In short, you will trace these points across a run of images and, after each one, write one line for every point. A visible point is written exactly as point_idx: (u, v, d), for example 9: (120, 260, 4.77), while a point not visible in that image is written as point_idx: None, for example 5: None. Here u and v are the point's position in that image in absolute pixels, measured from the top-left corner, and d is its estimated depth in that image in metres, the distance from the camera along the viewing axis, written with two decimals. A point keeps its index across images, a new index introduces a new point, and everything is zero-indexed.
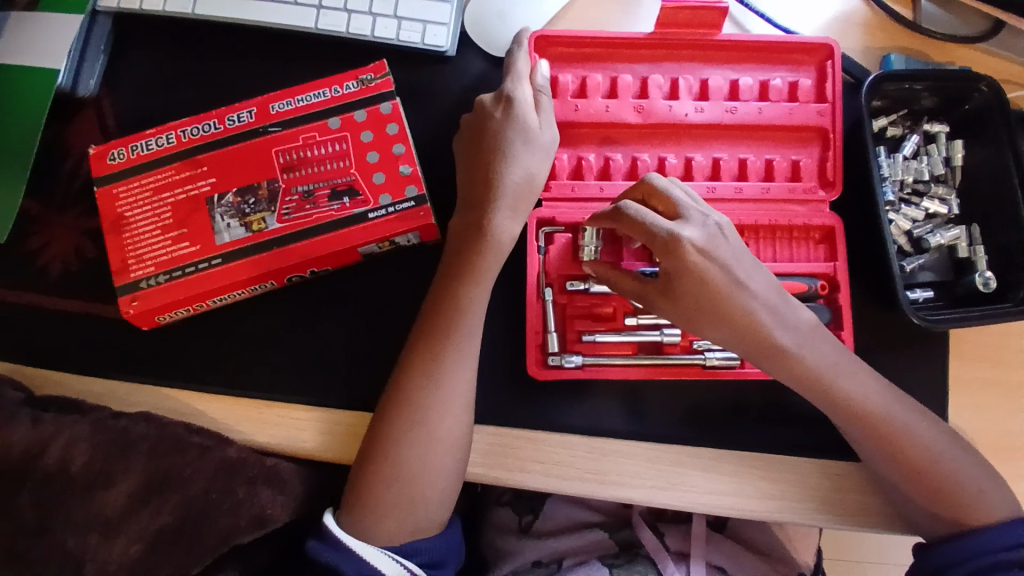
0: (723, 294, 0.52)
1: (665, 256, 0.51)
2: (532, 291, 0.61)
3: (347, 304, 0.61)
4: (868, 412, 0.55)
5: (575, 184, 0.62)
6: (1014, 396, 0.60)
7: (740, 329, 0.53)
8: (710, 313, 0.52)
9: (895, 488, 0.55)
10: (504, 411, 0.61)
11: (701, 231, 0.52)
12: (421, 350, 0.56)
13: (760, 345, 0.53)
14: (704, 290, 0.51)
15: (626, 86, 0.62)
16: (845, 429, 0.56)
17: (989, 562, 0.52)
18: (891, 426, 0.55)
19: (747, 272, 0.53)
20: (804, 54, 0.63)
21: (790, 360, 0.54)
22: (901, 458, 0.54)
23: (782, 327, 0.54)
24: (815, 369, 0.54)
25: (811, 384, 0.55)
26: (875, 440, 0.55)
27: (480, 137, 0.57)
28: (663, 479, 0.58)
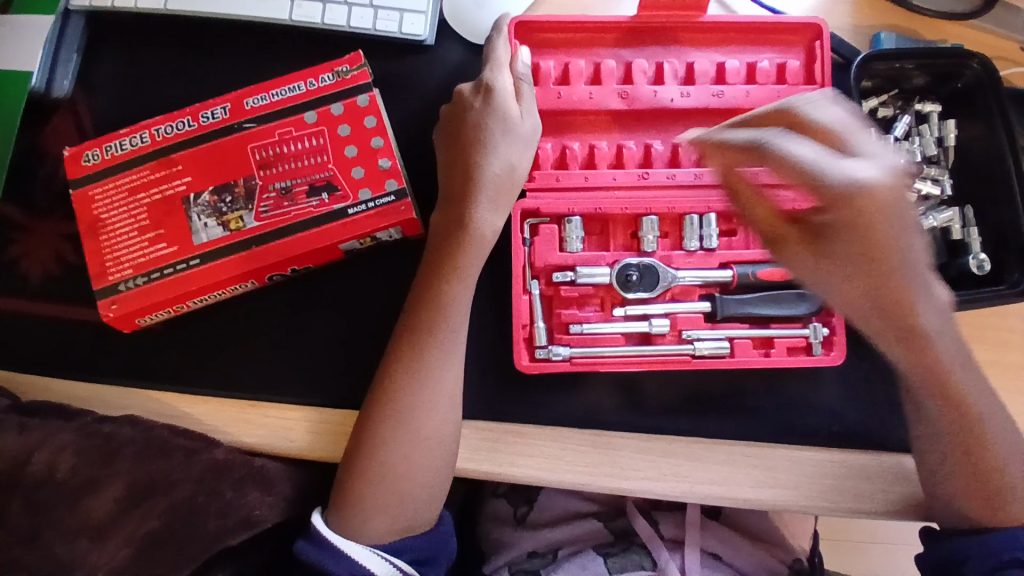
0: (875, 243, 0.46)
1: (842, 207, 0.45)
2: (519, 285, 0.58)
3: (331, 301, 0.60)
4: (956, 384, 0.51)
5: (559, 173, 0.60)
6: (1009, 376, 0.59)
7: (854, 287, 0.48)
8: (856, 268, 0.47)
9: (938, 478, 0.54)
10: (495, 406, 0.59)
11: (872, 163, 0.46)
12: (402, 349, 0.55)
13: (875, 303, 0.48)
14: (866, 242, 0.46)
15: (610, 72, 0.60)
16: (927, 402, 0.53)
17: (989, 562, 0.51)
18: (962, 398, 0.52)
19: (913, 222, 0.46)
20: (791, 35, 0.61)
21: (896, 324, 0.48)
22: (960, 436, 0.52)
23: (884, 286, 0.47)
24: (930, 332, 0.49)
25: (923, 343, 0.49)
26: (951, 422, 0.52)
27: (458, 128, 0.55)
28: (656, 469, 0.58)
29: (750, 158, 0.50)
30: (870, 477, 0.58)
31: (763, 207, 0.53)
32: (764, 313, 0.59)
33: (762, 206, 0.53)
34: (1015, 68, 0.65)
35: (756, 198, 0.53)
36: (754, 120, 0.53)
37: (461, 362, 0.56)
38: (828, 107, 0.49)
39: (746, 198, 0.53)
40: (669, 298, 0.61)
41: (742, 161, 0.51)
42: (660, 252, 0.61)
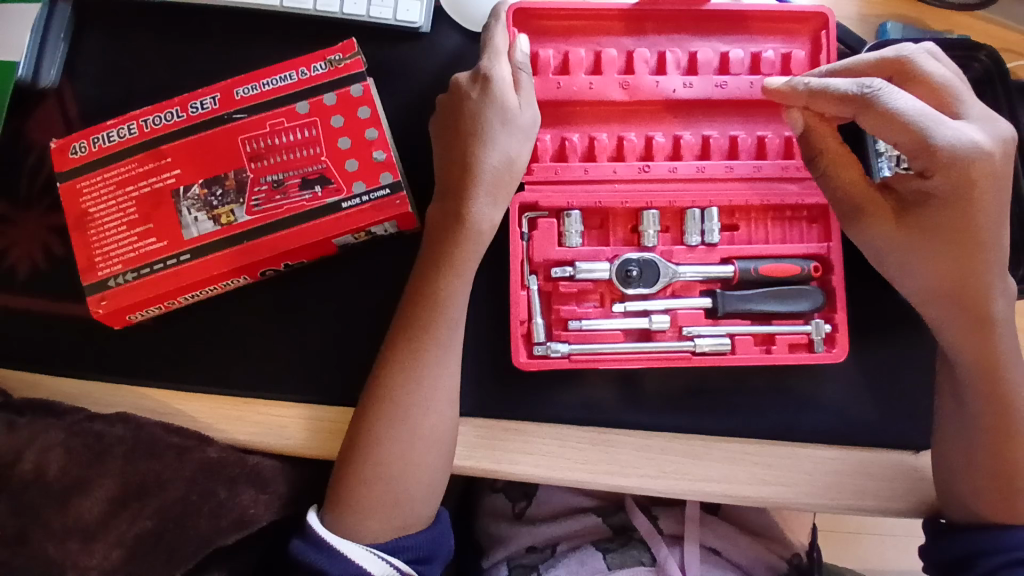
0: (976, 218, 0.48)
1: (958, 185, 0.47)
2: (518, 280, 0.57)
3: (325, 297, 0.59)
4: (998, 355, 0.51)
5: (558, 166, 0.58)
6: None
7: (936, 259, 0.49)
8: (940, 240, 0.49)
9: (962, 465, 0.53)
10: (494, 403, 0.58)
11: (982, 129, 0.48)
12: (398, 346, 0.54)
13: (933, 273, 0.50)
14: (954, 212, 0.48)
15: (611, 61, 0.58)
16: (960, 369, 0.53)
17: (999, 558, 0.52)
18: (1006, 387, 0.51)
19: (1001, 194, 0.48)
20: (796, 24, 0.60)
21: (955, 294, 0.50)
22: (997, 426, 0.52)
23: (936, 258, 0.50)
24: (970, 302, 0.50)
25: (961, 315, 0.50)
26: (985, 397, 0.52)
27: (455, 119, 0.54)
28: (655, 466, 0.57)
29: (846, 107, 0.49)
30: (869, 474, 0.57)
31: (845, 163, 0.53)
32: (764, 309, 0.58)
33: (848, 166, 0.53)
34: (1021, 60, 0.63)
35: (840, 156, 0.53)
36: (855, 68, 0.52)
37: (457, 359, 0.55)
38: (935, 63, 0.51)
39: (831, 156, 0.53)
40: (670, 294, 0.60)
41: (834, 109, 0.50)
42: (661, 246, 0.60)
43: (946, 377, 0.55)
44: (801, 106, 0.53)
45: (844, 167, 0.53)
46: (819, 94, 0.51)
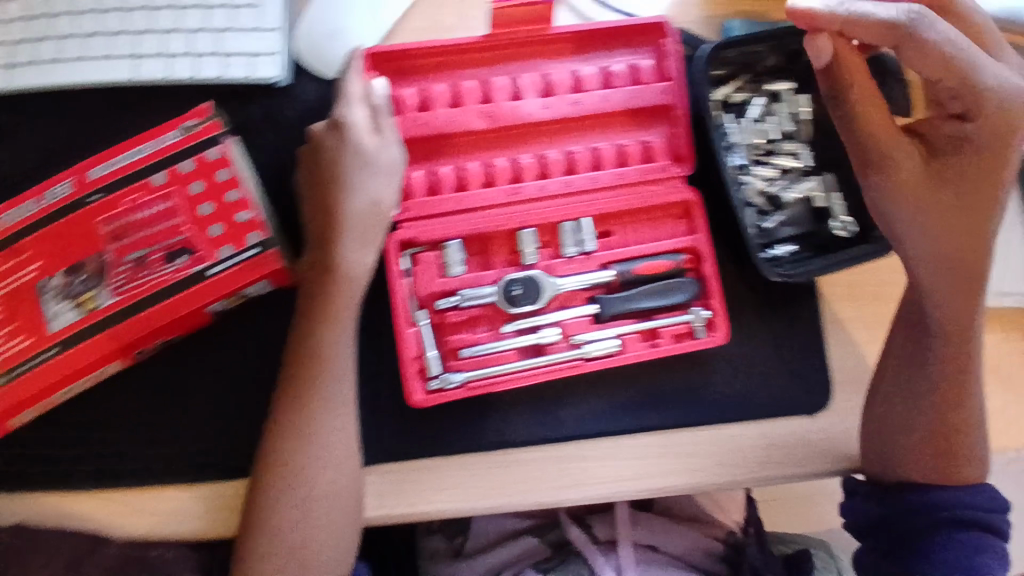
0: (999, 160, 0.52)
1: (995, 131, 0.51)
2: (403, 319, 0.57)
3: (213, 364, 0.57)
4: (970, 322, 0.55)
5: (430, 201, 0.59)
6: (878, 329, 0.64)
7: (959, 204, 0.53)
8: (967, 185, 0.52)
9: (909, 430, 0.58)
10: (399, 446, 0.59)
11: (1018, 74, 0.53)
12: (287, 405, 0.53)
13: (935, 228, 0.53)
14: (999, 154, 0.52)
15: (468, 93, 0.59)
16: (937, 341, 0.57)
17: (924, 516, 0.57)
18: (969, 342, 0.56)
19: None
20: (642, 35, 0.62)
21: (950, 243, 0.54)
22: (945, 387, 0.57)
23: (951, 206, 0.53)
24: (970, 251, 0.54)
25: (967, 260, 0.54)
26: (953, 365, 0.56)
27: (314, 170, 0.54)
28: (566, 476, 0.60)
29: (889, 38, 0.51)
30: (761, 446, 0.62)
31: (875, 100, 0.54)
32: (646, 307, 0.61)
33: (877, 109, 0.54)
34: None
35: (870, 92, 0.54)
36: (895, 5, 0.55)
37: (352, 408, 0.55)
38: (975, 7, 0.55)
39: (861, 91, 0.54)
40: (558, 305, 0.61)
41: (871, 37, 0.51)
42: (542, 262, 0.62)
43: (907, 336, 0.58)
44: (830, 31, 0.53)
45: (870, 115, 0.54)
46: (856, 23, 0.51)
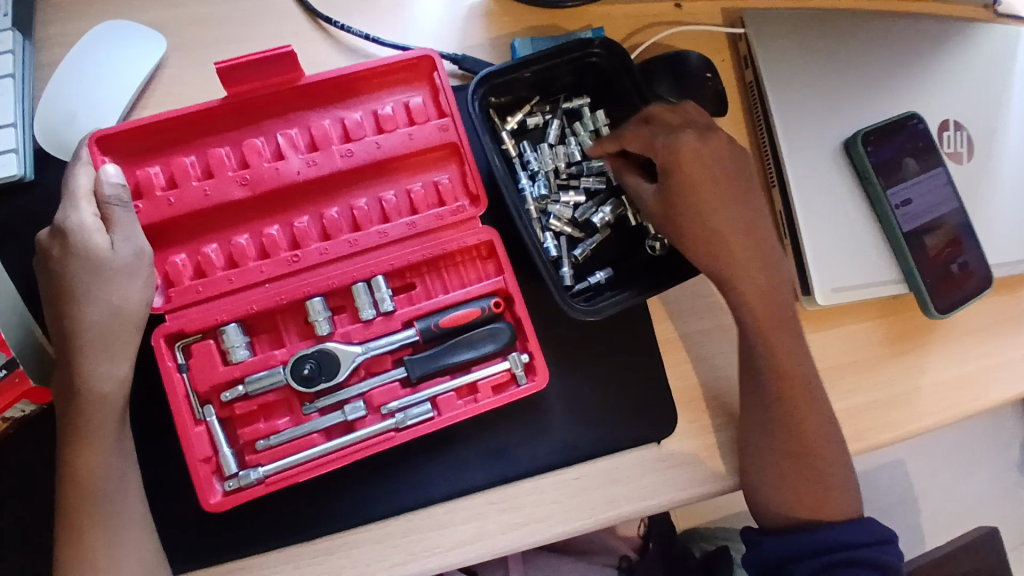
0: (720, 196, 0.55)
1: (704, 166, 0.54)
2: (184, 418, 0.52)
3: (8, 495, 0.55)
4: (790, 359, 0.58)
5: (199, 283, 0.54)
6: (704, 342, 0.63)
7: (709, 229, 0.54)
8: (708, 233, 0.55)
9: (768, 473, 0.58)
10: (208, 548, 0.54)
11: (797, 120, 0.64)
12: (63, 534, 0.50)
13: (723, 261, 0.55)
14: (709, 177, 0.54)
15: (220, 162, 0.54)
16: (767, 387, 0.57)
17: (809, 554, 0.56)
18: (779, 326, 0.57)
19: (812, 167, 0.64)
20: (410, 72, 0.58)
21: (709, 255, 0.55)
22: (788, 400, 0.57)
23: (712, 221, 0.54)
24: (727, 254, 0.55)
25: (727, 264, 0.55)
26: (789, 405, 0.57)
27: (47, 282, 0.49)
28: (402, 552, 0.56)
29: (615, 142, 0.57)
30: (606, 485, 0.59)
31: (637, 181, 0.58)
32: (456, 362, 0.56)
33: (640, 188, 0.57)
34: (670, 29, 0.66)
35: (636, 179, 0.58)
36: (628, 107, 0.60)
37: (140, 525, 0.51)
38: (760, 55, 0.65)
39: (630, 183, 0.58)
40: (364, 374, 0.58)
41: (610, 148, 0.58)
42: (338, 331, 0.57)
43: (744, 364, 0.59)
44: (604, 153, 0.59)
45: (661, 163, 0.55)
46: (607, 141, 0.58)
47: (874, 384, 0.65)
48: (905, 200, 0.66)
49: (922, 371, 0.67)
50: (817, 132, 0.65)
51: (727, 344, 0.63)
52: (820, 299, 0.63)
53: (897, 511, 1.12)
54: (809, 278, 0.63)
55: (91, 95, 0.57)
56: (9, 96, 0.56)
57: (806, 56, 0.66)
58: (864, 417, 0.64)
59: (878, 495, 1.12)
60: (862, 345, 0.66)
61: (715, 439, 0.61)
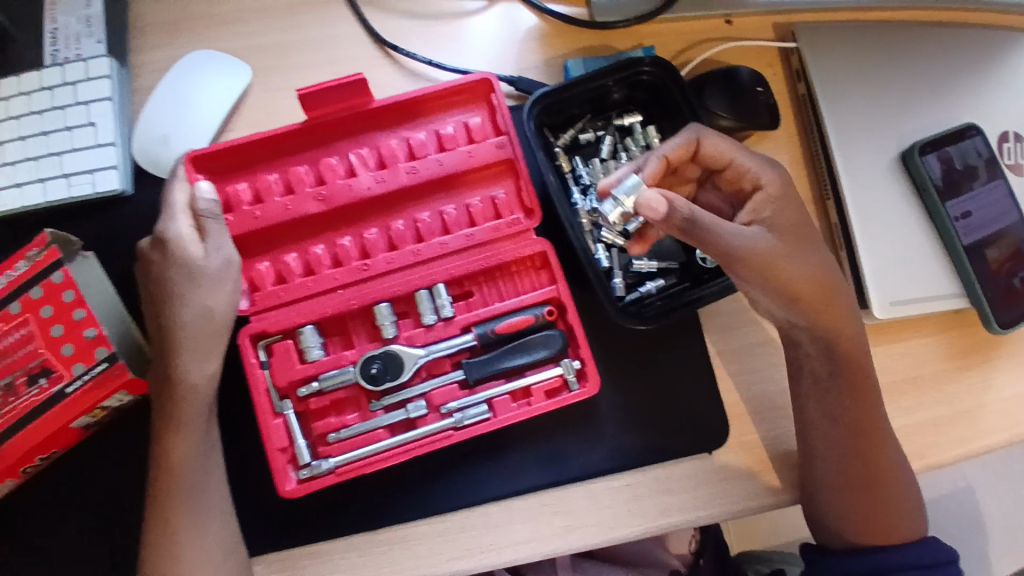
0: (803, 238, 0.57)
1: (784, 211, 0.57)
2: (266, 411, 0.57)
3: (113, 476, 0.61)
4: (867, 393, 0.59)
5: (279, 289, 0.59)
6: (755, 355, 0.64)
7: (803, 269, 0.55)
8: (804, 273, 0.55)
9: (828, 494, 0.58)
10: (284, 533, 0.59)
11: (842, 138, 0.65)
12: (155, 517, 0.55)
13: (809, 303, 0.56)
14: (798, 219, 0.57)
15: (300, 179, 0.60)
16: (842, 420, 0.58)
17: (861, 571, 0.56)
18: (859, 364, 0.59)
19: (861, 182, 0.65)
20: (471, 93, 0.62)
21: (797, 295, 0.55)
22: (859, 431, 0.58)
23: (801, 259, 0.55)
24: (807, 296, 0.55)
25: (819, 306, 0.56)
26: (861, 438, 0.58)
27: (149, 286, 0.55)
28: (460, 547, 0.59)
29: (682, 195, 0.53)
30: (656, 492, 0.61)
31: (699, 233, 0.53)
32: (513, 365, 0.59)
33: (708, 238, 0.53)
34: (722, 44, 0.68)
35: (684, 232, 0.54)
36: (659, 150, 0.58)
37: (223, 510, 0.56)
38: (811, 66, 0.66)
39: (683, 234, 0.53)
40: (426, 375, 0.62)
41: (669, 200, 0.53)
42: (402, 334, 0.61)
43: (817, 396, 0.59)
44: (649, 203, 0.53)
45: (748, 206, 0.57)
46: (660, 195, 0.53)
47: (932, 400, 0.64)
48: (965, 213, 0.65)
49: (984, 388, 0.65)
50: (871, 143, 0.65)
51: (778, 357, 0.64)
52: (878, 311, 0.63)
53: (965, 537, 1.07)
54: (866, 290, 0.63)
55: (183, 118, 0.63)
56: (111, 117, 0.63)
57: (858, 69, 0.66)
58: (924, 434, 0.64)
59: (944, 520, 1.07)
60: (920, 360, 0.65)
61: (766, 451, 0.62)
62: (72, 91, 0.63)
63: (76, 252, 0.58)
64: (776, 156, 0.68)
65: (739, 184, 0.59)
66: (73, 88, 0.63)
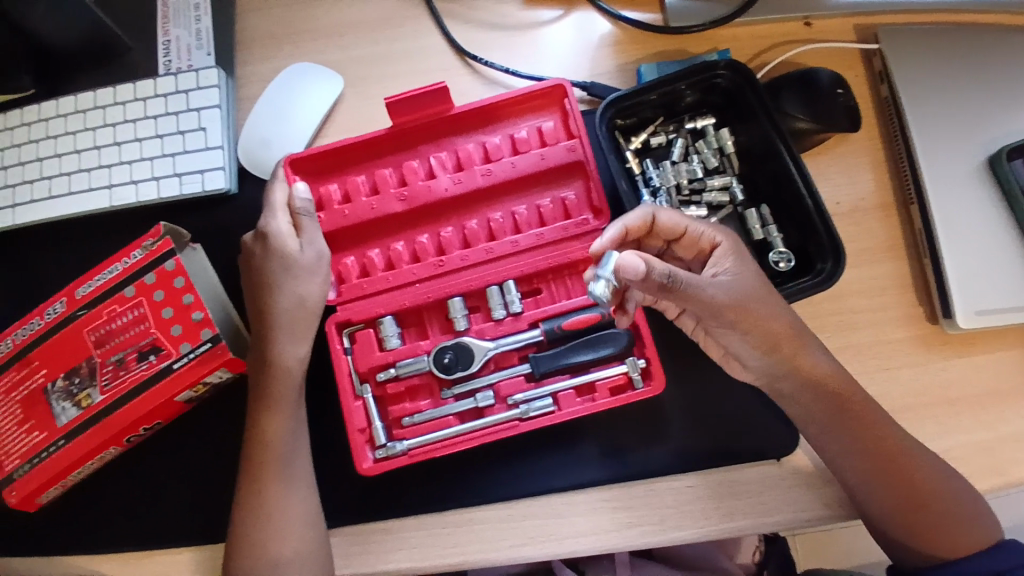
0: (768, 292, 0.56)
1: (742, 267, 0.56)
2: (349, 393, 0.62)
3: (211, 446, 0.68)
4: (876, 429, 0.57)
5: (363, 282, 0.64)
6: None
7: (770, 329, 0.56)
8: (771, 333, 0.56)
9: (878, 519, 0.57)
10: (359, 510, 0.63)
11: (927, 141, 0.63)
12: (248, 485, 0.61)
13: (782, 360, 0.57)
14: (760, 275, 0.57)
15: (385, 181, 0.64)
16: (850, 460, 0.57)
17: None
18: (860, 404, 0.57)
19: (947, 187, 0.62)
20: (545, 98, 0.65)
21: (767, 351, 0.57)
22: (882, 464, 0.56)
23: (770, 307, 0.56)
24: (782, 341, 0.56)
25: (793, 363, 0.57)
26: (882, 474, 0.56)
27: (250, 275, 0.61)
28: (521, 534, 0.61)
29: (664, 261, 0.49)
30: (720, 495, 0.60)
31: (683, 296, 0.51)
32: (577, 361, 0.61)
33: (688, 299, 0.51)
34: (800, 47, 0.67)
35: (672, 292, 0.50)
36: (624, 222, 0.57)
37: (307, 482, 0.61)
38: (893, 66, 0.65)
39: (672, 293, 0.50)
40: (494, 368, 0.65)
41: (661, 264, 0.48)
42: (473, 327, 0.65)
43: (819, 437, 0.58)
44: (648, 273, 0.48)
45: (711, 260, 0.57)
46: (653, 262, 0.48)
47: (1021, 417, 0.61)
48: None
49: None
50: (958, 148, 0.63)
51: (852, 365, 0.62)
52: (963, 322, 0.60)
53: None
54: (948, 299, 0.61)
55: (282, 124, 0.70)
56: (218, 123, 0.70)
57: (944, 72, 0.64)
58: (1013, 454, 0.60)
59: None
60: (1009, 375, 0.62)
61: None
62: (185, 98, 0.70)
63: (184, 244, 0.65)
64: (855, 160, 0.66)
65: (696, 248, 0.58)
66: (186, 95, 0.70)
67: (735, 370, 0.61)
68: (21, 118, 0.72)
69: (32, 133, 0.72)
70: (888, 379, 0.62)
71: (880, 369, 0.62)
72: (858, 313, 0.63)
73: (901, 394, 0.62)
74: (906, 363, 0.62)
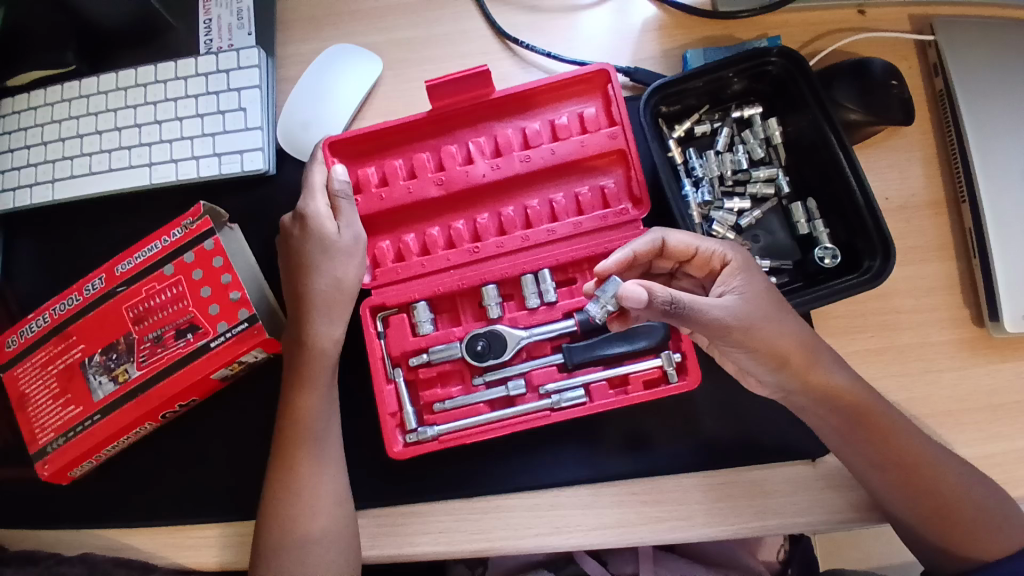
0: (783, 309, 0.53)
1: (754, 283, 0.53)
2: (381, 376, 0.62)
3: (244, 424, 0.69)
4: (900, 441, 0.54)
5: (398, 266, 0.64)
6: (872, 363, 0.60)
7: (783, 345, 0.52)
8: (785, 349, 0.52)
9: (912, 526, 0.55)
10: (387, 492, 0.64)
11: (982, 137, 0.60)
12: (280, 463, 0.61)
13: (801, 379, 0.54)
14: (773, 291, 0.54)
15: (423, 165, 0.64)
16: (876, 471, 0.54)
17: None
18: (880, 418, 0.54)
19: (1000, 186, 0.60)
20: (587, 84, 0.63)
21: (782, 369, 0.53)
22: (908, 476, 0.54)
23: (779, 324, 0.52)
24: (792, 356, 0.53)
25: (810, 380, 0.54)
26: (912, 483, 0.54)
27: (288, 256, 0.62)
28: (547, 524, 0.60)
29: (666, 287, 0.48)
30: (753, 493, 0.59)
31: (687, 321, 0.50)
32: (612, 353, 0.61)
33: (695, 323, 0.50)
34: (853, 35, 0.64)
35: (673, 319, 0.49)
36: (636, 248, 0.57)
37: (338, 463, 0.62)
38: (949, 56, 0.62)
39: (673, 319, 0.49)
40: (526, 357, 0.64)
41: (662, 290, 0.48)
42: (506, 315, 0.64)
43: (843, 452, 0.56)
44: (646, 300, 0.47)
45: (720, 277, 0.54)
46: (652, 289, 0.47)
47: None
48: None
49: None
50: (1016, 144, 0.60)
51: (897, 367, 0.60)
52: (1012, 326, 0.58)
53: None
54: (999, 301, 0.58)
55: (320, 106, 0.69)
56: (257, 104, 0.70)
57: (1005, 64, 0.61)
58: None
59: None
60: None
61: None
62: (225, 78, 0.70)
63: (223, 224, 0.65)
64: (908, 154, 0.63)
65: (708, 267, 0.56)
66: (226, 75, 0.70)
67: (752, 384, 0.59)
68: (64, 94, 0.73)
69: (74, 110, 0.73)
70: (934, 382, 0.59)
71: (926, 372, 0.60)
72: (905, 313, 0.61)
73: (946, 398, 0.59)
74: (953, 366, 0.60)
